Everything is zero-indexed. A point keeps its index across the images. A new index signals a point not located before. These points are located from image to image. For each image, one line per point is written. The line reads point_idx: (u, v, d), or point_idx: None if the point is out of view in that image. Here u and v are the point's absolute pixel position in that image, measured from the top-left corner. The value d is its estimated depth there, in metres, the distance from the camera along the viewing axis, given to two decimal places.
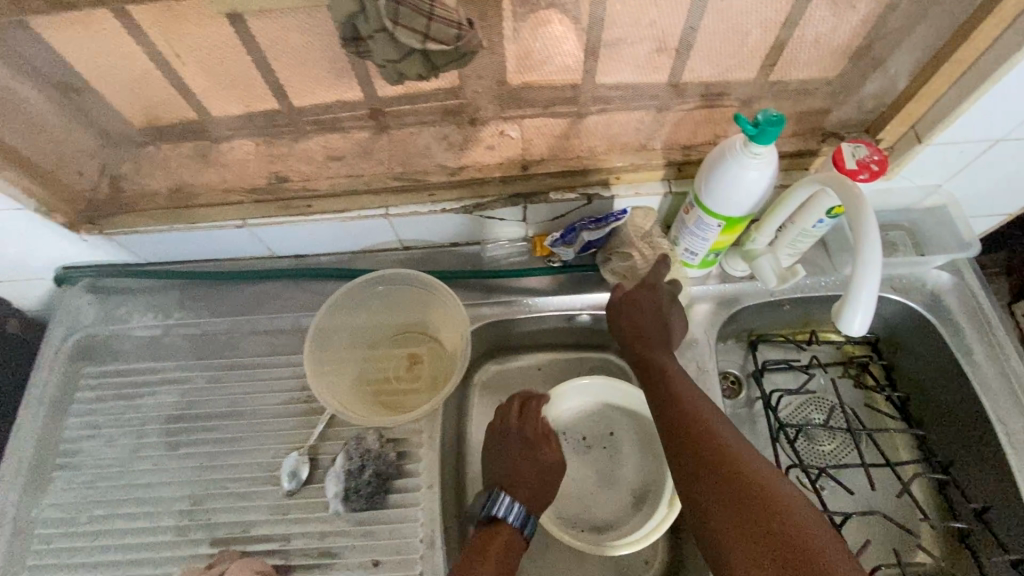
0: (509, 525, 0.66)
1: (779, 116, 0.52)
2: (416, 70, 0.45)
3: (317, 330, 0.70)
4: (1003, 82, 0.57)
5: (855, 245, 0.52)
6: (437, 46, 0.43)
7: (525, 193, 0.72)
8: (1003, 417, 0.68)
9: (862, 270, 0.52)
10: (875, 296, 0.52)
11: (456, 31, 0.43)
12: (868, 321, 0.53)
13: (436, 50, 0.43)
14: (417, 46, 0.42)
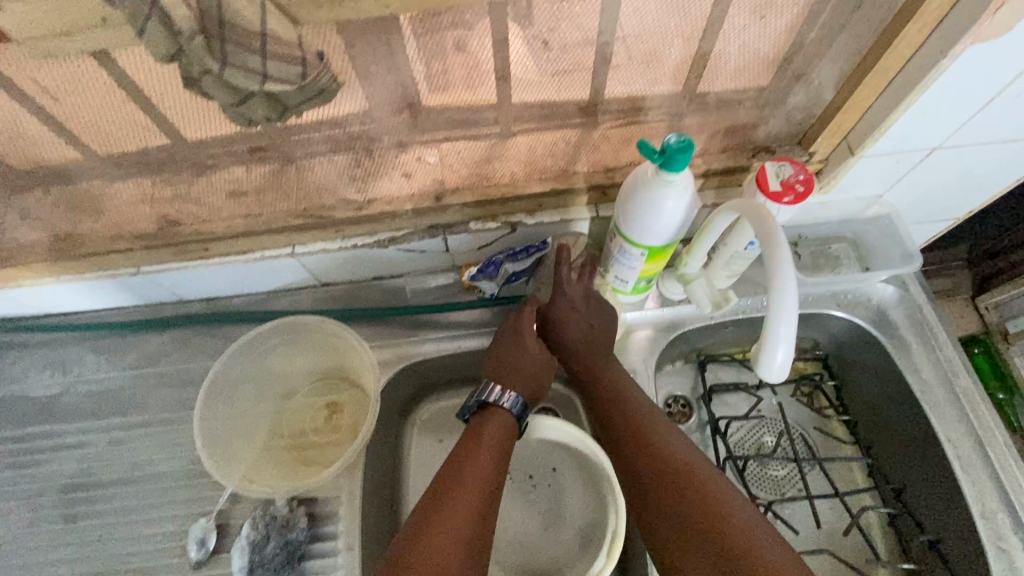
0: (503, 411, 0.64)
1: (688, 141, 0.48)
2: (264, 113, 0.39)
3: (211, 385, 0.63)
4: (930, 91, 0.53)
5: (769, 274, 0.49)
6: (280, 86, 0.37)
7: (443, 223, 0.68)
8: (954, 439, 0.65)
9: (778, 305, 0.48)
10: (796, 328, 0.48)
11: (300, 68, 0.37)
12: (791, 355, 0.49)
13: (281, 91, 0.38)
14: (255, 89, 0.37)
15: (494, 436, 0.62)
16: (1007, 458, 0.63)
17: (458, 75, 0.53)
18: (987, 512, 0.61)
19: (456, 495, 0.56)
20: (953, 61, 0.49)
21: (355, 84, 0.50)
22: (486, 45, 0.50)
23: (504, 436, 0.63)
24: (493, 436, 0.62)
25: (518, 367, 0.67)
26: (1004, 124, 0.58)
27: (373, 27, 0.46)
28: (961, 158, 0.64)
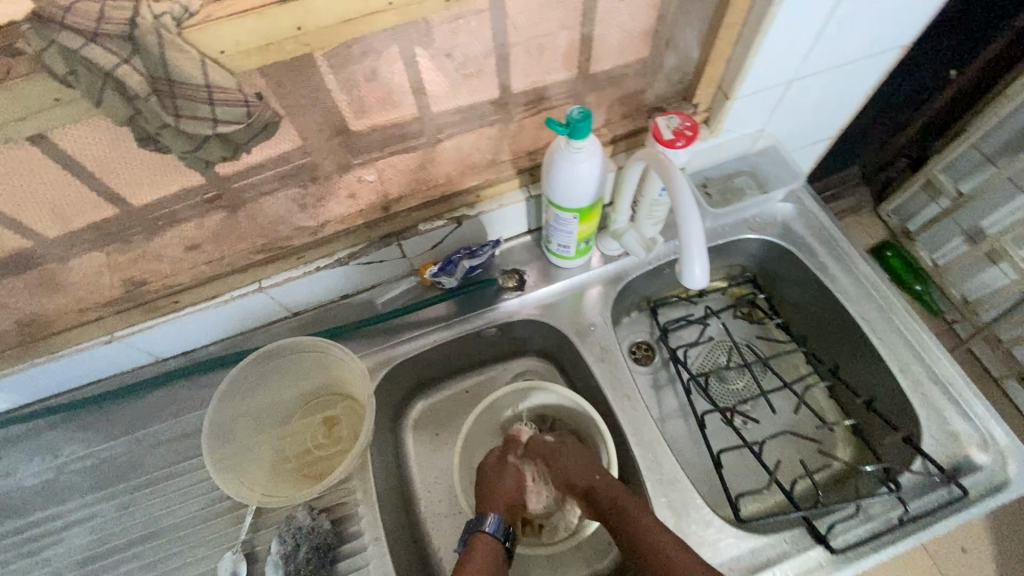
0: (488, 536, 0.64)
1: (586, 112, 0.57)
2: (220, 151, 0.46)
3: (213, 424, 0.65)
4: (771, 34, 0.64)
5: (675, 207, 0.57)
6: (230, 125, 0.44)
7: (395, 231, 0.73)
8: (865, 313, 0.76)
9: (687, 234, 0.57)
10: (705, 247, 0.57)
11: (243, 107, 0.43)
12: (706, 269, 0.57)
13: (231, 129, 0.44)
14: (209, 132, 0.43)
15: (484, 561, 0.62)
16: (908, 320, 0.75)
17: (383, 94, 0.58)
18: (902, 365, 0.72)
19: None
20: (780, 6, 0.61)
21: (289, 118, 0.55)
22: (397, 64, 0.56)
23: (494, 556, 0.63)
24: (482, 556, 0.62)
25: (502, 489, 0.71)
26: (835, 50, 0.71)
27: (300, 67, 0.51)
28: (812, 84, 0.77)
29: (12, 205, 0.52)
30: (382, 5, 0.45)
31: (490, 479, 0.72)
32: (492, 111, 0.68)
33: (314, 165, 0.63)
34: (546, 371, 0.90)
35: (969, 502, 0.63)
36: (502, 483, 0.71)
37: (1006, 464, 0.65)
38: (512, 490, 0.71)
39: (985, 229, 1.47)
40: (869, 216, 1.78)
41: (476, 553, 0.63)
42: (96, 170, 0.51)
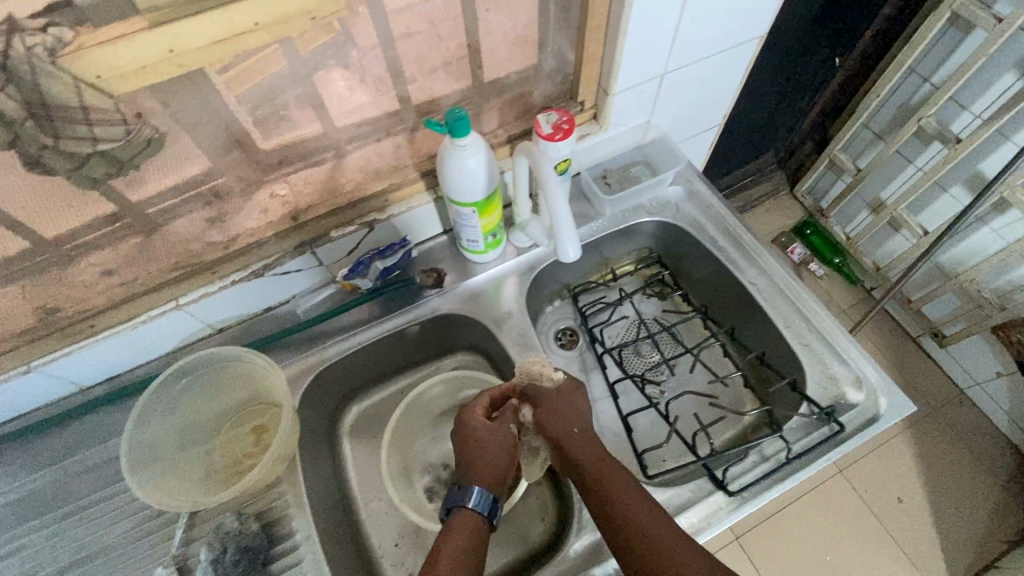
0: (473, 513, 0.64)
1: (463, 113, 0.62)
2: (103, 166, 0.53)
3: (137, 442, 0.66)
4: (630, 34, 0.71)
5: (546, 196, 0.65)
6: (109, 142, 0.51)
7: (308, 240, 0.76)
8: (751, 279, 0.83)
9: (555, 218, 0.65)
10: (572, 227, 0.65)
11: (121, 127, 0.51)
12: (575, 247, 0.66)
13: (111, 145, 0.52)
14: (90, 148, 0.51)
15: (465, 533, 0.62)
16: (790, 281, 0.82)
17: (275, 112, 0.63)
18: (786, 321, 0.80)
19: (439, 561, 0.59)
20: (632, 8, 0.68)
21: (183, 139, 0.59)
22: (283, 82, 0.60)
23: (475, 531, 0.63)
24: (464, 532, 0.62)
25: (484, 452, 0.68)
26: (695, 44, 0.79)
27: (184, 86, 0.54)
28: (684, 76, 0.84)
29: None
30: (247, 25, 0.49)
31: (479, 443, 0.69)
32: (386, 120, 0.73)
33: (216, 180, 0.66)
34: (477, 364, 0.93)
35: (845, 437, 0.70)
36: (491, 450, 0.68)
37: (878, 400, 0.72)
38: (502, 456, 0.68)
39: (885, 200, 1.61)
40: (787, 197, 1.91)
41: (456, 530, 0.63)
42: None
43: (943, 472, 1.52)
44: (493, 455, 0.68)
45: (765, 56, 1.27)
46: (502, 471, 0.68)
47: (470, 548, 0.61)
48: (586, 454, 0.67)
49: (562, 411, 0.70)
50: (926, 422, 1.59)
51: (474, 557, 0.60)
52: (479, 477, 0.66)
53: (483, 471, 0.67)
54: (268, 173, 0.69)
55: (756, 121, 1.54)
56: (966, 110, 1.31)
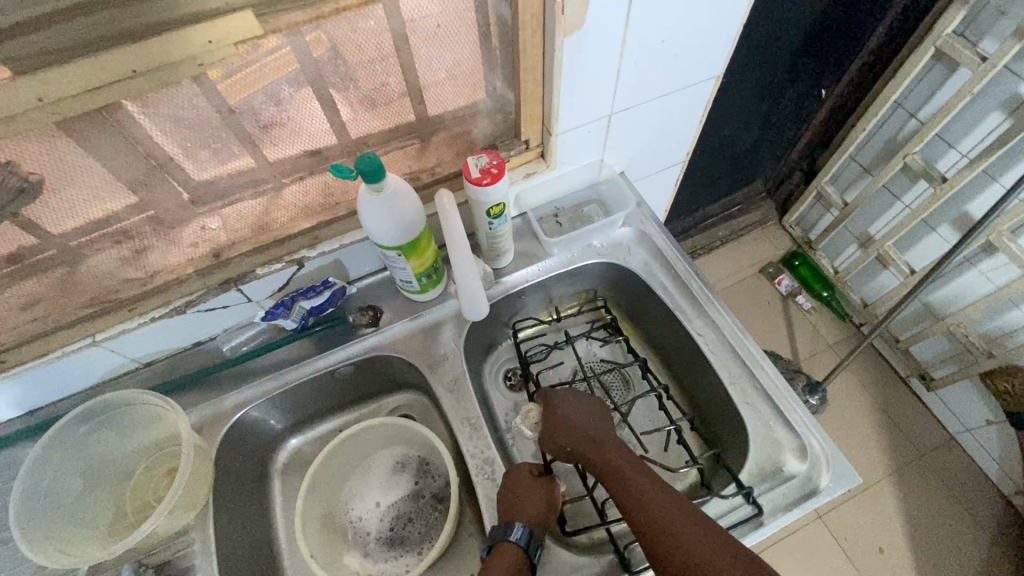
0: (511, 544, 0.62)
1: (374, 158, 0.60)
2: None
3: (31, 489, 0.63)
4: (564, 75, 0.68)
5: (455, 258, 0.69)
6: None
7: (232, 277, 0.74)
8: (700, 329, 0.80)
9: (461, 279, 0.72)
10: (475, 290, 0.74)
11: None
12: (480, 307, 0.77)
13: None
14: None
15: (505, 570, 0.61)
16: (740, 334, 0.78)
17: (186, 153, 0.61)
18: (733, 377, 0.76)
19: None
20: (564, 50, 0.65)
21: (80, 178, 0.57)
22: (189, 124, 0.58)
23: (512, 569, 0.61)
24: (505, 566, 0.61)
25: (523, 494, 0.68)
26: (642, 84, 0.76)
27: (76, 128, 0.52)
28: (633, 115, 0.81)
29: None
30: (125, 73, 0.47)
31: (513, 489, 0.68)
32: (312, 157, 0.70)
33: (128, 217, 0.64)
34: (418, 404, 0.90)
35: (781, 510, 0.67)
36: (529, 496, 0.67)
37: (821, 471, 0.68)
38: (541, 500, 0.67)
39: (874, 235, 1.56)
40: (776, 226, 1.86)
41: (500, 562, 0.61)
42: None
43: (930, 523, 1.45)
44: (536, 497, 0.67)
45: (743, 88, 1.23)
46: (547, 514, 0.66)
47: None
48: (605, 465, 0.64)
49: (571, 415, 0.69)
50: (914, 468, 1.52)
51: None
52: (527, 514, 0.65)
53: (530, 510, 0.66)
54: (187, 210, 0.67)
55: (740, 152, 1.50)
56: (953, 147, 1.27)
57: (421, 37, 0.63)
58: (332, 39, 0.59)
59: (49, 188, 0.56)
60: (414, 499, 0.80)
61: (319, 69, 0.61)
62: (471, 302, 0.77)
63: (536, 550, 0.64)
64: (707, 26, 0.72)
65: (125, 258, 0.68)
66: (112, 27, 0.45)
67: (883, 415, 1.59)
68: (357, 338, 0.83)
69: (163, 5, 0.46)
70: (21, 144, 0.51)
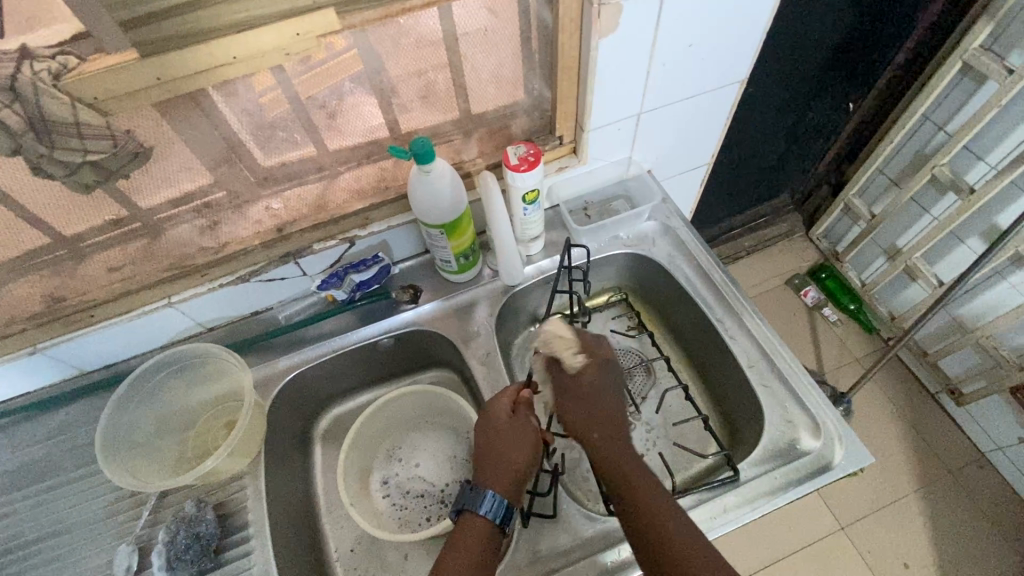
0: (480, 515, 0.65)
1: (428, 142, 0.68)
2: (94, 174, 0.61)
3: (111, 427, 0.72)
4: (598, 74, 0.75)
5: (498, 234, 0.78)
6: (98, 153, 0.59)
7: (292, 251, 0.82)
8: (720, 317, 0.84)
9: (502, 251, 0.82)
10: (516, 260, 0.83)
11: (110, 140, 0.59)
12: (517, 274, 0.87)
13: (99, 156, 0.59)
14: (81, 158, 0.58)
15: (474, 540, 0.64)
16: (760, 323, 0.82)
17: (263, 137, 0.70)
18: (751, 361, 0.80)
19: (452, 555, 0.63)
20: (599, 51, 0.72)
21: (175, 152, 0.65)
22: (269, 110, 0.67)
23: (483, 537, 0.65)
24: (473, 535, 0.65)
25: (502, 447, 0.70)
26: (670, 87, 0.83)
27: (179, 109, 0.61)
28: (661, 115, 0.87)
29: None
30: (228, 58, 0.57)
31: (496, 441, 0.71)
32: (367, 143, 0.78)
33: (208, 191, 0.73)
34: (450, 380, 0.97)
35: (792, 483, 0.70)
36: (512, 448, 0.70)
37: (834, 449, 0.72)
38: (521, 455, 0.70)
39: (901, 247, 1.57)
40: (803, 239, 1.88)
41: (469, 535, 0.65)
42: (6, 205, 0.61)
43: (957, 541, 1.42)
44: (511, 453, 0.70)
45: (770, 98, 1.28)
46: (520, 474, 0.69)
47: (479, 552, 0.64)
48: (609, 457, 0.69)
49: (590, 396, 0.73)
50: (941, 484, 1.49)
51: (479, 562, 0.63)
52: (493, 480, 0.68)
53: (502, 474, 0.68)
54: (258, 189, 0.76)
55: (767, 163, 1.54)
56: (982, 160, 1.29)
57: (469, 38, 0.71)
58: (395, 40, 0.67)
59: (149, 161, 0.65)
60: (440, 468, 0.87)
61: (381, 64, 0.69)
62: (511, 269, 0.86)
63: (508, 515, 0.66)
64: (734, 33, 0.79)
65: (201, 229, 0.77)
66: (221, 21, 0.54)
67: (910, 429, 1.57)
68: (399, 313, 0.90)
69: (262, 3, 0.54)
70: (134, 120, 0.60)
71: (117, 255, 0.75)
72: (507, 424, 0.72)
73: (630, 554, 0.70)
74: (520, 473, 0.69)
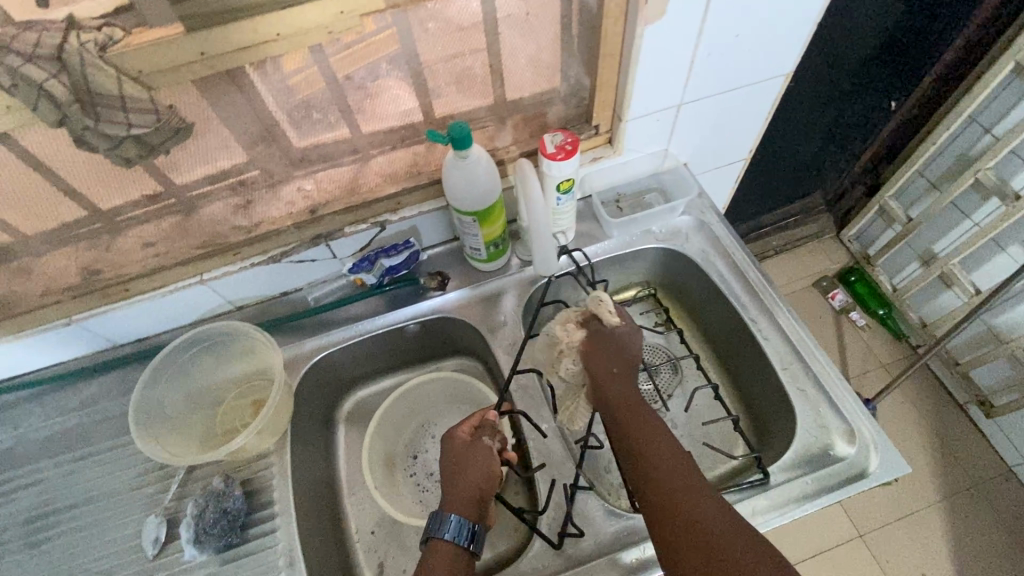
0: (446, 540, 0.64)
1: (465, 127, 0.66)
2: (136, 148, 0.61)
3: (142, 402, 0.73)
4: (642, 62, 0.73)
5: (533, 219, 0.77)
6: (142, 128, 0.58)
7: (323, 232, 0.82)
8: (754, 316, 0.82)
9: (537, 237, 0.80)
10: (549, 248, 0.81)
11: (153, 115, 0.58)
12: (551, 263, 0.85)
13: (145, 132, 0.59)
14: (125, 133, 0.58)
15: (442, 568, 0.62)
16: (796, 325, 0.80)
17: (299, 118, 0.69)
18: (785, 363, 0.78)
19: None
20: (644, 38, 0.70)
21: (213, 129, 0.65)
22: (307, 90, 0.67)
23: (451, 562, 0.63)
24: (440, 563, 0.63)
25: (462, 471, 0.70)
26: (713, 77, 0.80)
27: (221, 87, 0.61)
28: (702, 107, 0.85)
29: None
30: (272, 35, 0.56)
31: (455, 466, 0.70)
32: (402, 126, 0.78)
33: (244, 170, 0.73)
34: (474, 368, 0.97)
35: (825, 490, 0.68)
36: (471, 470, 0.70)
37: (870, 457, 0.70)
38: (482, 477, 0.69)
39: (938, 253, 1.52)
40: (833, 240, 1.83)
41: (437, 562, 0.63)
42: (49, 176, 0.62)
43: (981, 554, 1.39)
44: (470, 473, 0.69)
45: (810, 93, 1.25)
46: (482, 492, 0.69)
47: None
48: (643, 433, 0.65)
49: (602, 362, 0.72)
50: (966, 496, 1.46)
51: None
52: (457, 505, 0.67)
53: (462, 495, 0.68)
54: (292, 169, 0.76)
55: (801, 161, 1.50)
56: None
57: (510, 21, 0.70)
58: (436, 21, 0.66)
59: (189, 138, 0.65)
60: None
61: (420, 46, 0.68)
62: (544, 258, 0.84)
63: (475, 538, 0.65)
64: (785, 24, 0.76)
65: (234, 207, 0.77)
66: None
67: (935, 439, 1.53)
68: (427, 299, 0.89)
69: None
70: (175, 94, 0.59)
71: (151, 231, 0.76)
72: (466, 448, 0.71)
73: (653, 554, 0.69)
74: (481, 496, 0.68)
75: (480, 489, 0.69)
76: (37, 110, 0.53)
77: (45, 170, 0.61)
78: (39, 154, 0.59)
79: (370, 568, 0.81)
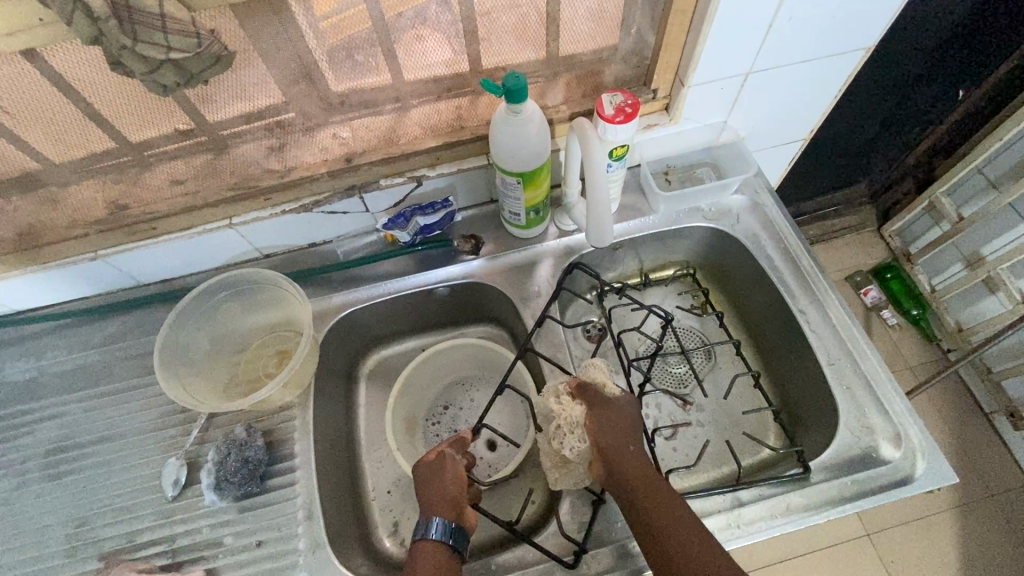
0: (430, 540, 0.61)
1: (522, 78, 0.62)
2: (173, 76, 0.54)
3: (166, 341, 0.72)
4: (717, 22, 0.67)
5: (590, 179, 0.70)
6: (181, 53, 0.52)
7: (358, 184, 0.79)
8: (802, 306, 0.78)
9: (594, 199, 0.71)
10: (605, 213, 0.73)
11: (194, 39, 0.52)
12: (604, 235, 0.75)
13: (182, 57, 0.53)
14: (163, 57, 0.52)
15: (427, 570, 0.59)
16: (845, 319, 0.76)
17: (341, 58, 0.65)
18: (832, 358, 0.74)
19: None
20: None
21: (253, 61, 0.61)
22: (354, 27, 0.62)
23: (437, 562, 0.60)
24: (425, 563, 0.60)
25: (433, 480, 0.68)
26: (790, 44, 0.73)
27: (263, 15, 0.56)
28: (771, 78, 0.79)
29: (18, 126, 0.59)
30: None
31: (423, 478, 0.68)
32: (449, 74, 0.72)
33: (281, 110, 0.68)
34: (501, 338, 0.94)
35: (865, 493, 0.65)
36: (439, 479, 0.67)
37: (916, 462, 0.67)
38: (451, 484, 0.67)
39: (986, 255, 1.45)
40: (872, 233, 1.75)
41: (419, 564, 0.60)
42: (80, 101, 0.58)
43: (989, 563, 1.37)
44: (440, 481, 0.67)
45: (877, 73, 1.16)
46: (455, 495, 0.66)
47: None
48: (663, 517, 0.60)
49: (604, 430, 0.67)
50: (981, 505, 1.43)
51: None
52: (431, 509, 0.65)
53: (434, 503, 0.65)
54: (329, 114, 0.72)
55: (853, 147, 1.42)
56: None
57: None
58: None
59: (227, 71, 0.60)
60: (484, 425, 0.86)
61: None
62: (598, 228, 0.75)
63: (459, 538, 0.62)
64: None
65: (267, 150, 0.73)
66: None
67: (955, 445, 1.50)
68: (458, 263, 0.86)
69: None
70: (216, 19, 0.55)
71: (181, 168, 0.72)
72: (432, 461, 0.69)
73: None
74: (456, 498, 0.66)
75: (454, 494, 0.66)
76: (73, 29, 0.48)
77: (77, 94, 0.58)
78: (72, 76, 0.56)
79: (385, 527, 0.80)
